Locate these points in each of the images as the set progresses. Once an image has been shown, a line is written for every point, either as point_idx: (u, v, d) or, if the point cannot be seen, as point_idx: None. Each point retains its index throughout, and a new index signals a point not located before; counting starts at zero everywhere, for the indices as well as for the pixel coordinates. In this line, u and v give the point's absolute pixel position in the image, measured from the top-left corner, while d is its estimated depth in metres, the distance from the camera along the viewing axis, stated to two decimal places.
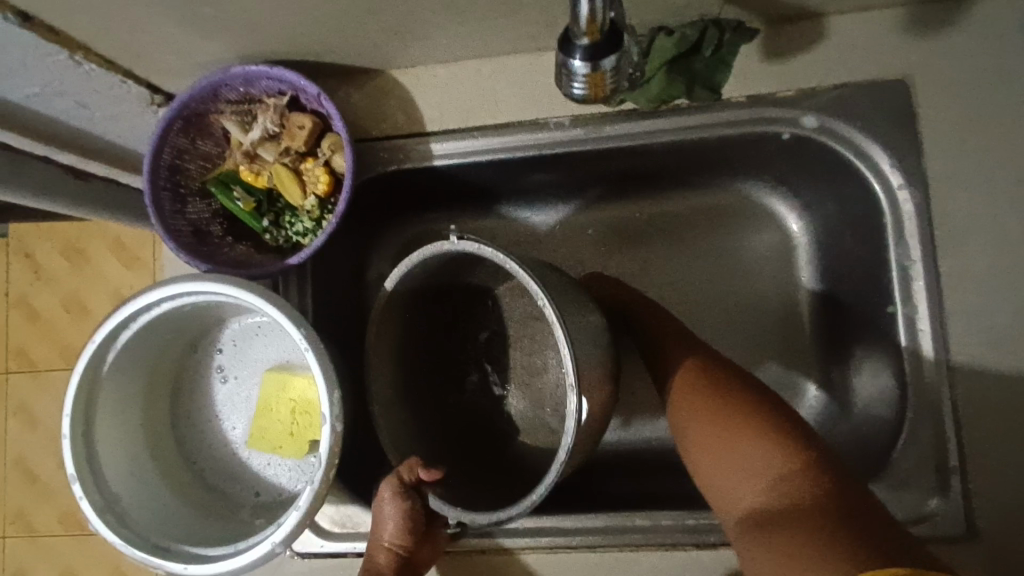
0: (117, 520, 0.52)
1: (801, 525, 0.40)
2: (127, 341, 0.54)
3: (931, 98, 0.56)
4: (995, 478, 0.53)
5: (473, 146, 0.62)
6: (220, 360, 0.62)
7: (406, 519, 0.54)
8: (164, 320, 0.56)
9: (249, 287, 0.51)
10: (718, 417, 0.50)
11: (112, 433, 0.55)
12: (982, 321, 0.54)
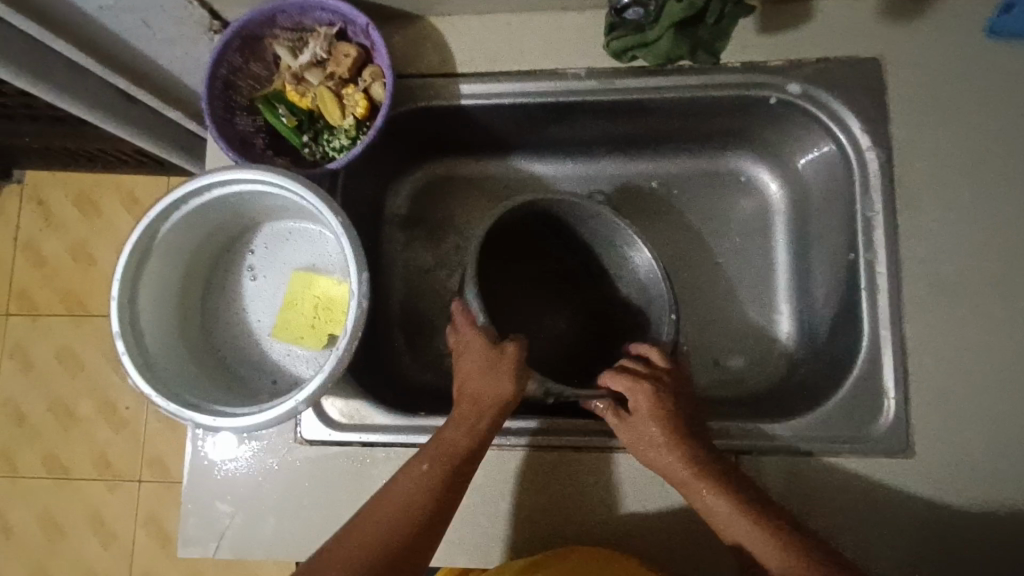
0: (154, 378, 0.56)
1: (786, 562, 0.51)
2: (177, 222, 0.60)
3: (898, 76, 0.64)
4: (935, 404, 0.60)
5: (498, 88, 0.69)
6: (252, 259, 0.68)
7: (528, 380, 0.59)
8: (211, 210, 0.62)
9: (296, 179, 0.58)
10: (693, 473, 0.56)
11: (153, 305, 0.60)
12: (931, 268, 0.62)
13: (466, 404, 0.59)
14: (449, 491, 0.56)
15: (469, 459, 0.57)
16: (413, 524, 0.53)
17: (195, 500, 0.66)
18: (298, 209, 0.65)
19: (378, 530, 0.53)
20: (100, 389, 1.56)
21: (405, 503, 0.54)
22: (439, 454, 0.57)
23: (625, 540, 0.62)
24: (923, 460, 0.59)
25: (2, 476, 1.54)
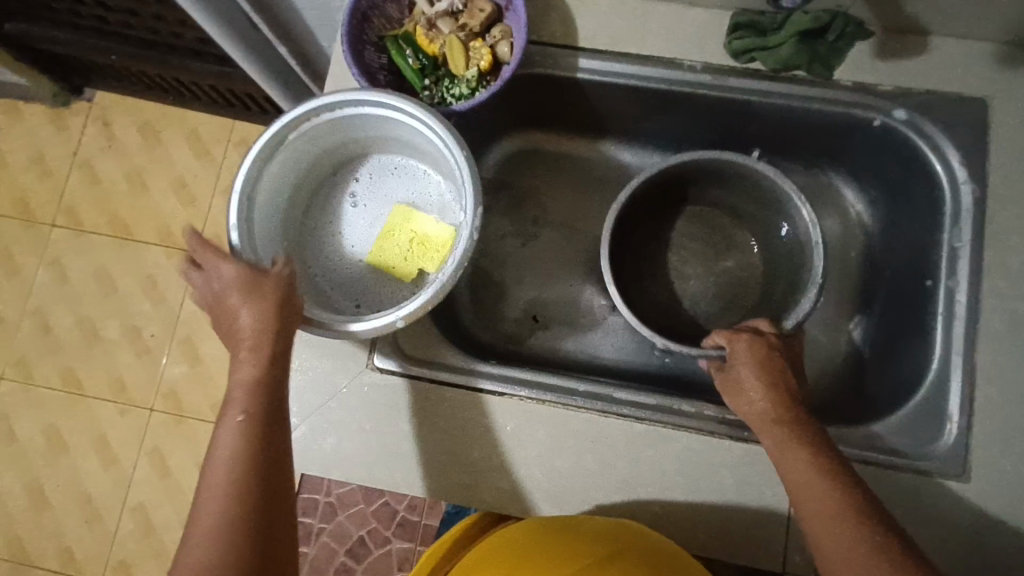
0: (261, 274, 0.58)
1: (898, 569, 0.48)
2: (303, 133, 0.63)
3: (1002, 118, 0.67)
4: (998, 434, 0.61)
5: (614, 67, 0.72)
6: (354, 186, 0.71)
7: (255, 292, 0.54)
8: (335, 128, 0.65)
9: (428, 109, 0.60)
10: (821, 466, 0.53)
11: (266, 208, 0.62)
12: (1010, 303, 0.63)
13: (247, 346, 0.53)
14: (270, 443, 0.51)
15: (268, 399, 0.53)
16: (251, 486, 0.49)
17: None
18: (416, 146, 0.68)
19: (217, 512, 0.48)
20: (130, 312, 1.45)
21: (231, 477, 0.49)
22: (242, 414, 0.51)
23: (676, 518, 0.63)
24: (982, 486, 0.60)
25: (13, 382, 1.44)
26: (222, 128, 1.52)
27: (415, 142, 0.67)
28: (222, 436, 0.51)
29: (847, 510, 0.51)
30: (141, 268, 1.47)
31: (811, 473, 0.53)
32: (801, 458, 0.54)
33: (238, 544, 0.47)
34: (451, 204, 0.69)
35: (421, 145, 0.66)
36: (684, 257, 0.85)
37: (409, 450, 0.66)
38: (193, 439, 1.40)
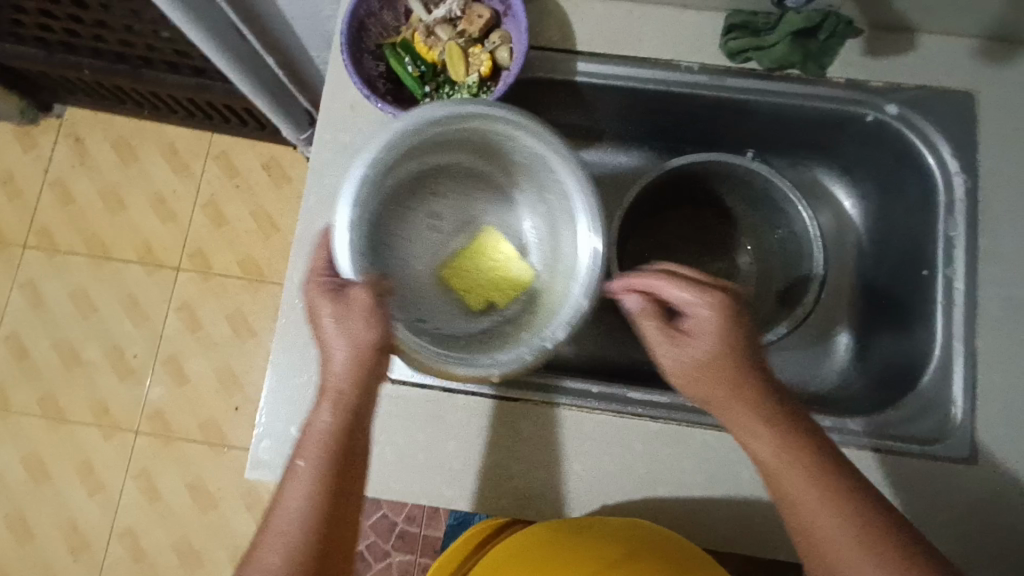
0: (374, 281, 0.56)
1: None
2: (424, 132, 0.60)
3: (987, 110, 0.69)
4: (1002, 416, 0.63)
5: (613, 70, 0.73)
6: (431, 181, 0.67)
7: (356, 339, 0.53)
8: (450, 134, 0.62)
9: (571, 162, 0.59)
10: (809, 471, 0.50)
11: (376, 210, 0.60)
12: (1004, 288, 0.66)
13: (334, 397, 0.53)
14: (338, 507, 0.51)
15: (342, 460, 0.52)
16: (314, 548, 0.49)
17: (270, 423, 0.66)
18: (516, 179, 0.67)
19: (273, 565, 0.48)
20: (111, 333, 1.41)
21: (292, 526, 0.49)
22: (313, 462, 0.51)
23: (696, 515, 0.64)
24: (988, 467, 0.62)
25: None
26: (201, 142, 1.49)
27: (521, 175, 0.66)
28: (291, 477, 0.51)
29: (830, 500, 0.49)
30: (122, 288, 1.43)
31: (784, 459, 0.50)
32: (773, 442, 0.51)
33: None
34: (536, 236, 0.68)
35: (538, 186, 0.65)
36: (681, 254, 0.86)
37: (424, 461, 0.65)
38: (183, 461, 1.36)
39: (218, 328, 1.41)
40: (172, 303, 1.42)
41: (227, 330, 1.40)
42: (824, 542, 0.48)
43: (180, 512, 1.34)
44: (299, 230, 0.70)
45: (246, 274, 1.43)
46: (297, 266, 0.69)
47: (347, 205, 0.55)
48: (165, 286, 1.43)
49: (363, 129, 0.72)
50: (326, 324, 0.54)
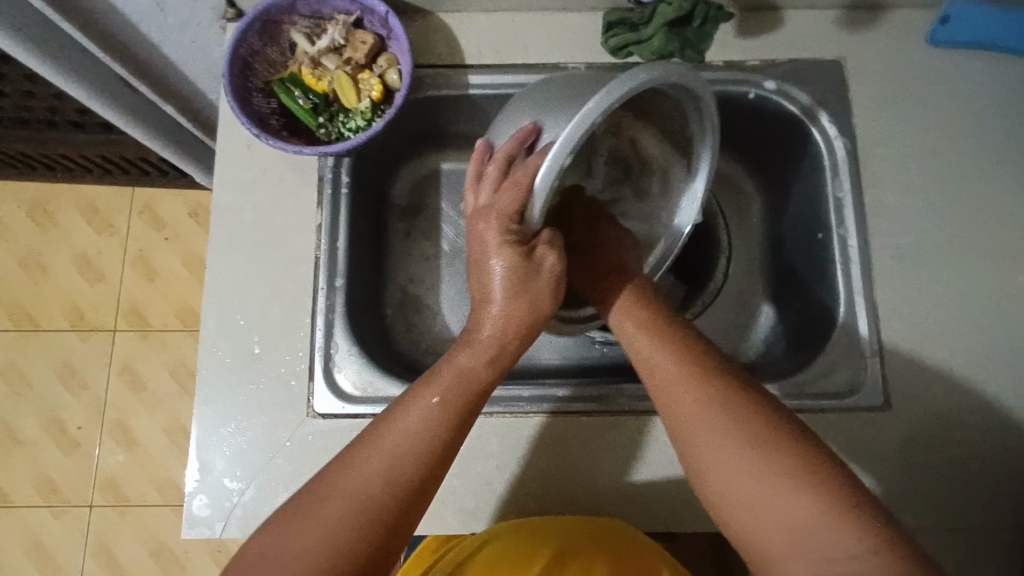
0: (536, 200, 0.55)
1: (788, 460, 0.47)
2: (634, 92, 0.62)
3: (856, 75, 0.73)
4: (907, 361, 0.66)
5: (504, 79, 0.74)
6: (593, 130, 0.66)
7: (534, 290, 0.57)
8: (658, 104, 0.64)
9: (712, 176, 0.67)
10: (694, 375, 0.52)
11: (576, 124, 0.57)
12: (893, 240, 0.69)
13: (490, 347, 0.56)
14: (448, 449, 0.52)
15: (471, 403, 0.54)
16: (403, 479, 0.49)
17: (203, 475, 0.65)
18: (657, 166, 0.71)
19: (360, 490, 0.48)
20: (50, 406, 1.35)
21: (385, 456, 0.50)
22: (434, 405, 0.52)
23: (637, 501, 0.65)
24: (899, 411, 0.65)
25: None
26: (121, 197, 1.45)
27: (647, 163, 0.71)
28: (408, 405, 0.52)
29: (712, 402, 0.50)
30: (55, 358, 1.37)
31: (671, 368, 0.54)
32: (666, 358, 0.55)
33: (353, 533, 0.47)
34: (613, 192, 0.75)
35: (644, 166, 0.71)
36: None
37: None
38: (141, 528, 1.31)
39: (163, 385, 1.36)
40: (110, 366, 1.37)
41: (171, 386, 1.36)
42: (739, 454, 0.48)
43: None
44: (209, 277, 0.69)
45: (185, 326, 1.39)
46: (212, 313, 0.69)
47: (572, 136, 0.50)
48: (102, 349, 1.38)
49: (263, 166, 0.72)
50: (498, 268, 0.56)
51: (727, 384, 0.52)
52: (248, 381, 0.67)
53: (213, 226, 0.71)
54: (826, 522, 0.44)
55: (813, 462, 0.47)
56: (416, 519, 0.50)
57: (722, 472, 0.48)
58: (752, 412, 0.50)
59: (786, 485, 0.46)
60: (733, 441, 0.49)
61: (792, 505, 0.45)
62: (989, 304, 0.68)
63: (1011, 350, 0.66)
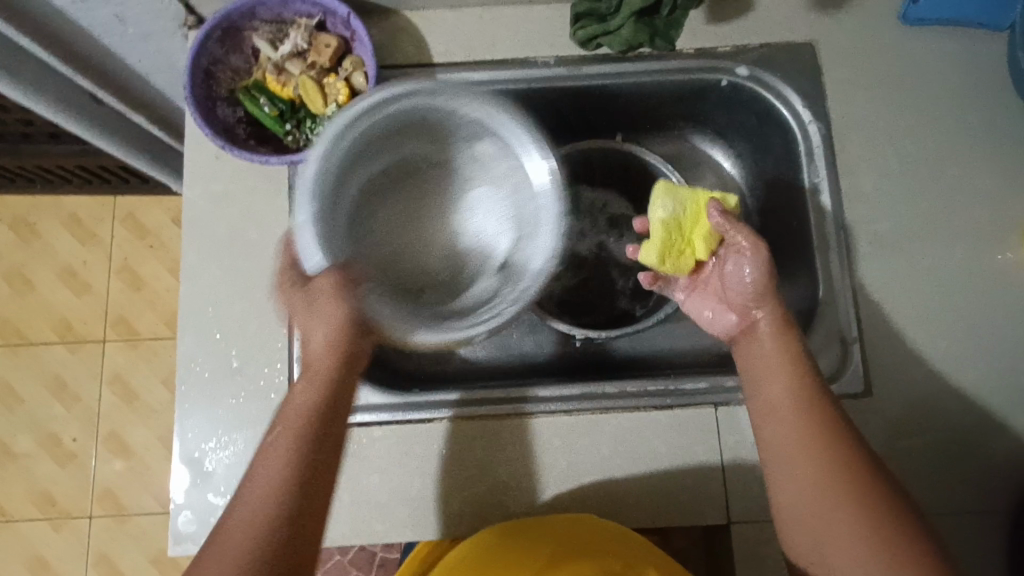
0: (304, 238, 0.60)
1: (871, 510, 0.49)
2: (402, 107, 0.63)
3: (830, 57, 0.72)
4: (886, 344, 0.66)
5: (473, 76, 0.73)
6: (362, 146, 0.64)
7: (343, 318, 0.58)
8: (428, 118, 0.66)
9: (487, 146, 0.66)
10: (803, 413, 0.53)
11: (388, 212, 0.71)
12: (870, 224, 0.69)
13: (322, 371, 0.57)
14: (315, 470, 0.52)
15: (327, 425, 0.54)
16: (274, 523, 0.49)
17: (186, 492, 0.65)
18: (421, 168, 0.71)
19: (245, 539, 0.48)
20: (43, 420, 1.34)
21: (252, 507, 0.49)
22: (313, 404, 0.55)
23: (622, 497, 0.65)
24: (880, 396, 0.65)
25: None
26: (103, 207, 1.43)
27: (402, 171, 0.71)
28: (264, 460, 0.52)
29: (823, 457, 0.51)
30: (46, 372, 1.36)
31: (784, 413, 0.54)
32: (778, 396, 0.55)
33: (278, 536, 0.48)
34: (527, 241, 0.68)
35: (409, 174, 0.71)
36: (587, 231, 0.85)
37: (349, 499, 0.64)
38: (142, 536, 1.31)
39: (155, 395, 1.36)
40: (102, 377, 1.36)
41: (164, 395, 1.36)
42: (828, 494, 0.50)
43: None
44: (183, 291, 0.69)
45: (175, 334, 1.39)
46: (188, 328, 0.68)
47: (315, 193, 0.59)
48: (92, 361, 1.37)
49: (232, 177, 0.71)
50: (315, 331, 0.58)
51: (834, 430, 0.52)
52: (227, 396, 0.67)
53: (184, 239, 0.70)
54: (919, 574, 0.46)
55: (892, 514, 0.49)
56: (309, 556, 0.50)
57: (818, 520, 0.50)
58: (850, 459, 0.51)
59: (866, 531, 0.48)
60: (828, 482, 0.50)
61: (878, 549, 0.48)
62: (968, 285, 0.67)
63: (990, 330, 0.66)
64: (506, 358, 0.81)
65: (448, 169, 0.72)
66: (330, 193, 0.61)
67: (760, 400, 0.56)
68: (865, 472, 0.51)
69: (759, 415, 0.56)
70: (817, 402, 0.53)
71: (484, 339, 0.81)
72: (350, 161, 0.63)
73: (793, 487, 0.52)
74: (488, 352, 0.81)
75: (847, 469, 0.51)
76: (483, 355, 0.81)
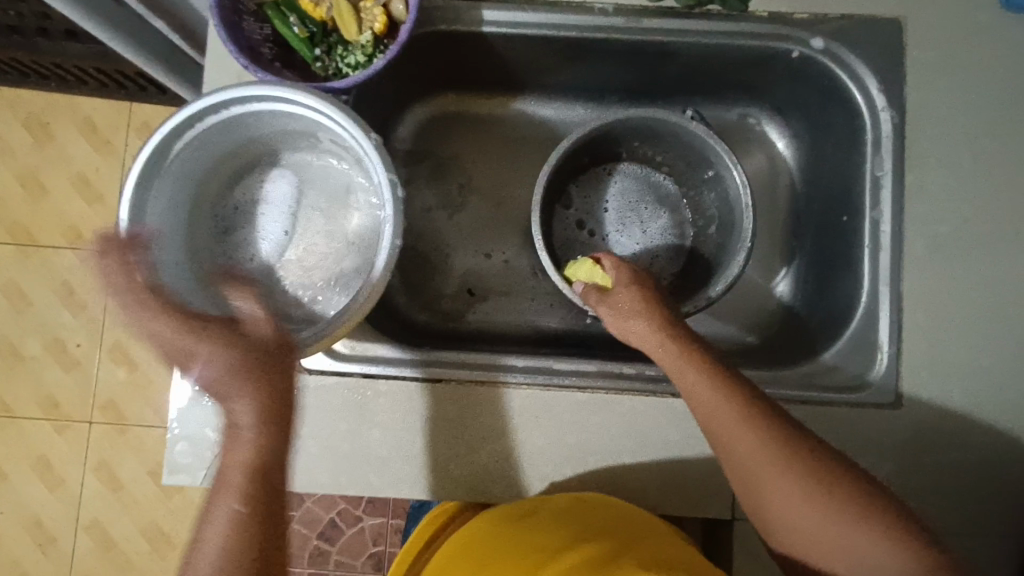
0: (145, 262, 0.53)
1: (832, 493, 0.49)
2: (192, 133, 0.55)
3: (915, 38, 0.66)
4: (927, 358, 0.62)
5: (522, 17, 0.67)
6: (195, 160, 0.58)
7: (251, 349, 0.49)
8: (246, 122, 0.57)
9: (339, 120, 0.54)
10: (741, 407, 0.52)
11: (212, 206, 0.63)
12: (929, 228, 0.64)
13: (253, 414, 0.48)
14: (266, 514, 0.46)
15: (269, 478, 0.47)
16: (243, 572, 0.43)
17: (183, 424, 0.63)
18: (275, 153, 0.65)
19: None
20: (49, 324, 1.34)
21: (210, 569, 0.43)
22: (255, 453, 0.47)
23: (627, 481, 0.63)
24: (913, 411, 0.61)
25: None
26: (119, 114, 1.38)
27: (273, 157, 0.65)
28: (211, 526, 0.44)
29: (795, 467, 0.50)
30: (53, 278, 1.35)
31: (737, 428, 0.51)
32: (722, 403, 0.52)
33: (242, 574, 0.43)
34: (334, 229, 0.66)
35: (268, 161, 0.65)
36: (627, 206, 0.80)
37: (349, 450, 0.63)
38: (140, 448, 1.33)
39: None
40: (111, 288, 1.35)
41: None
42: (784, 488, 0.49)
43: (142, 499, 1.32)
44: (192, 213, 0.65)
45: None
46: None
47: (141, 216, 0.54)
48: None
49: None
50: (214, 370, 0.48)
51: (773, 422, 0.52)
52: None
53: None
54: (887, 542, 0.47)
55: (853, 492, 0.49)
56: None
57: (819, 533, 0.48)
58: (799, 447, 0.50)
59: (832, 518, 0.48)
60: (783, 477, 0.49)
61: (846, 530, 0.48)
62: None
63: None
64: (520, 323, 0.78)
65: (293, 162, 0.66)
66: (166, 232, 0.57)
67: (694, 403, 0.54)
68: (816, 458, 0.50)
69: (699, 418, 0.54)
70: (748, 399, 0.52)
71: (499, 300, 0.79)
72: (180, 189, 0.58)
73: (752, 486, 0.51)
74: (503, 314, 0.79)
75: (799, 458, 0.50)
76: (499, 317, 0.79)
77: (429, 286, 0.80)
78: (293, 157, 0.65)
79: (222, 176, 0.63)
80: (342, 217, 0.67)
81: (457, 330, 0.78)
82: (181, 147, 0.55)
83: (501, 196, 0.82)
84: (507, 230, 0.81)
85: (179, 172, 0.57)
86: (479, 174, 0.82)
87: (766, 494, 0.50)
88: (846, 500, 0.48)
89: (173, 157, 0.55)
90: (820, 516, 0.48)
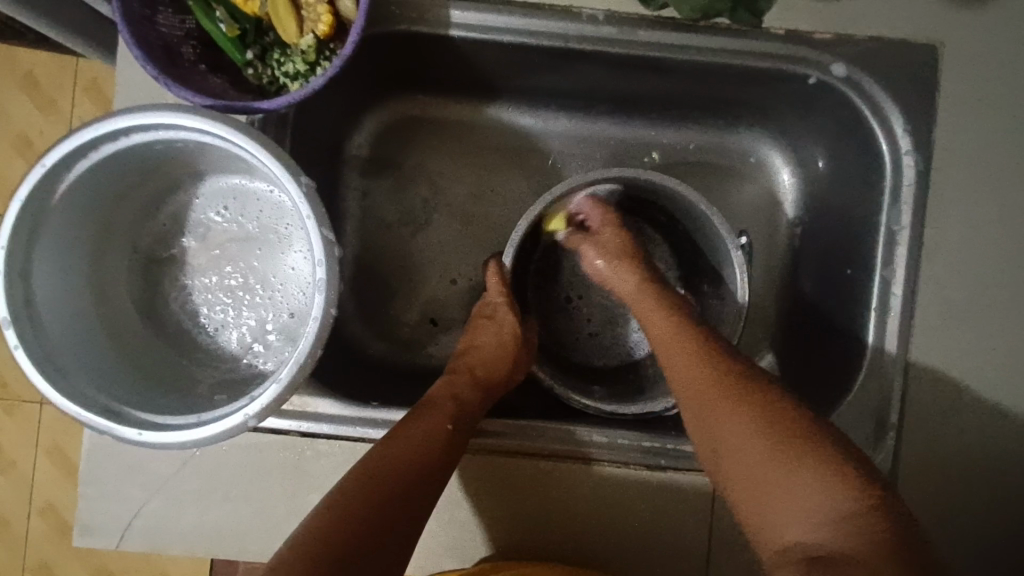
0: (31, 322, 0.45)
1: (780, 433, 0.43)
2: (87, 162, 0.47)
3: (951, 68, 0.57)
4: (929, 439, 0.56)
5: (496, 21, 0.57)
6: (95, 189, 0.49)
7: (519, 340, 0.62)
8: (156, 148, 0.49)
9: (263, 158, 0.45)
10: (692, 346, 0.51)
11: (124, 242, 0.55)
12: (944, 292, 0.56)
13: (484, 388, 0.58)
14: (416, 473, 0.49)
15: (443, 442, 0.51)
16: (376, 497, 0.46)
17: (95, 485, 0.57)
18: (201, 179, 0.56)
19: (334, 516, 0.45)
20: None
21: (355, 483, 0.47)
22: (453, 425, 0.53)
23: (590, 555, 0.58)
24: (908, 498, 0.55)
25: None
26: None
27: (196, 182, 0.56)
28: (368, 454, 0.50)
29: (737, 408, 0.45)
30: None
31: (684, 367, 0.50)
32: (677, 343, 0.52)
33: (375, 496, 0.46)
34: (267, 276, 0.57)
35: (191, 185, 0.56)
36: None
37: (284, 515, 0.57)
38: None
39: None
40: None
41: None
42: (726, 427, 0.45)
43: None
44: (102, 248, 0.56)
45: None
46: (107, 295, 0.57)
47: (24, 265, 0.45)
48: None
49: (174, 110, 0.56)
50: (486, 347, 0.61)
51: (719, 364, 0.48)
52: None
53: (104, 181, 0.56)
54: (841, 501, 0.39)
55: (806, 438, 0.42)
56: (388, 535, 0.46)
57: (758, 486, 0.42)
58: (744, 386, 0.46)
59: (777, 460, 0.42)
60: (729, 413, 0.45)
61: (792, 478, 0.41)
62: None
63: None
64: None
65: (224, 193, 0.57)
66: (57, 281, 0.48)
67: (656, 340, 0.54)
68: (764, 397, 0.45)
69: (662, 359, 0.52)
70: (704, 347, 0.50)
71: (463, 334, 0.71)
72: (77, 226, 0.49)
73: (702, 430, 0.47)
74: None
75: (742, 394, 0.46)
76: None
77: (385, 314, 0.71)
78: (216, 183, 0.56)
79: (137, 205, 0.54)
80: (278, 263, 0.57)
81: (415, 368, 0.70)
82: (77, 178, 0.47)
83: (470, 213, 0.72)
84: (475, 253, 0.72)
85: (75, 207, 0.48)
86: (446, 186, 0.72)
87: (714, 438, 0.46)
88: (797, 445, 0.42)
89: (65, 189, 0.47)
90: (761, 459, 0.42)
